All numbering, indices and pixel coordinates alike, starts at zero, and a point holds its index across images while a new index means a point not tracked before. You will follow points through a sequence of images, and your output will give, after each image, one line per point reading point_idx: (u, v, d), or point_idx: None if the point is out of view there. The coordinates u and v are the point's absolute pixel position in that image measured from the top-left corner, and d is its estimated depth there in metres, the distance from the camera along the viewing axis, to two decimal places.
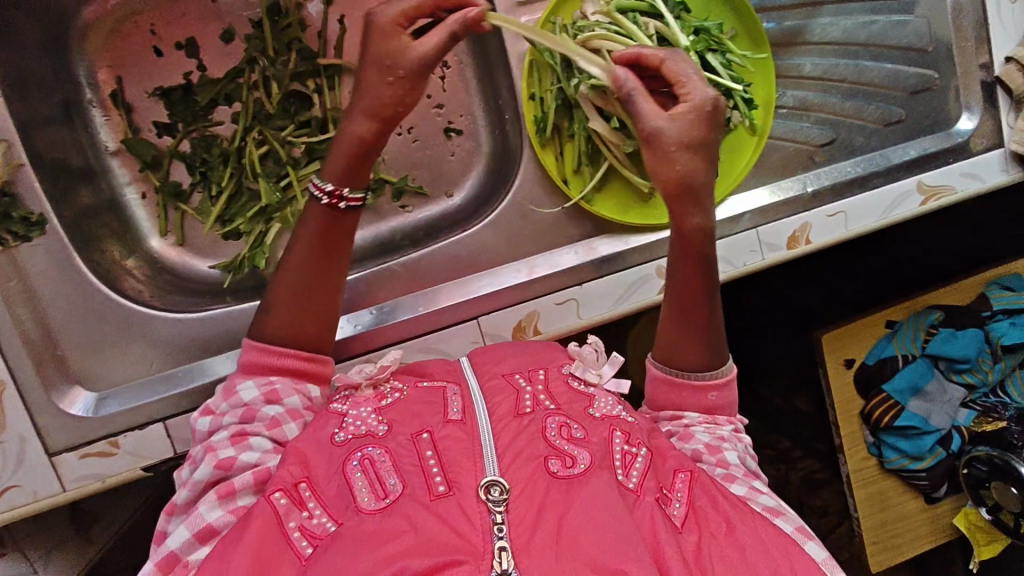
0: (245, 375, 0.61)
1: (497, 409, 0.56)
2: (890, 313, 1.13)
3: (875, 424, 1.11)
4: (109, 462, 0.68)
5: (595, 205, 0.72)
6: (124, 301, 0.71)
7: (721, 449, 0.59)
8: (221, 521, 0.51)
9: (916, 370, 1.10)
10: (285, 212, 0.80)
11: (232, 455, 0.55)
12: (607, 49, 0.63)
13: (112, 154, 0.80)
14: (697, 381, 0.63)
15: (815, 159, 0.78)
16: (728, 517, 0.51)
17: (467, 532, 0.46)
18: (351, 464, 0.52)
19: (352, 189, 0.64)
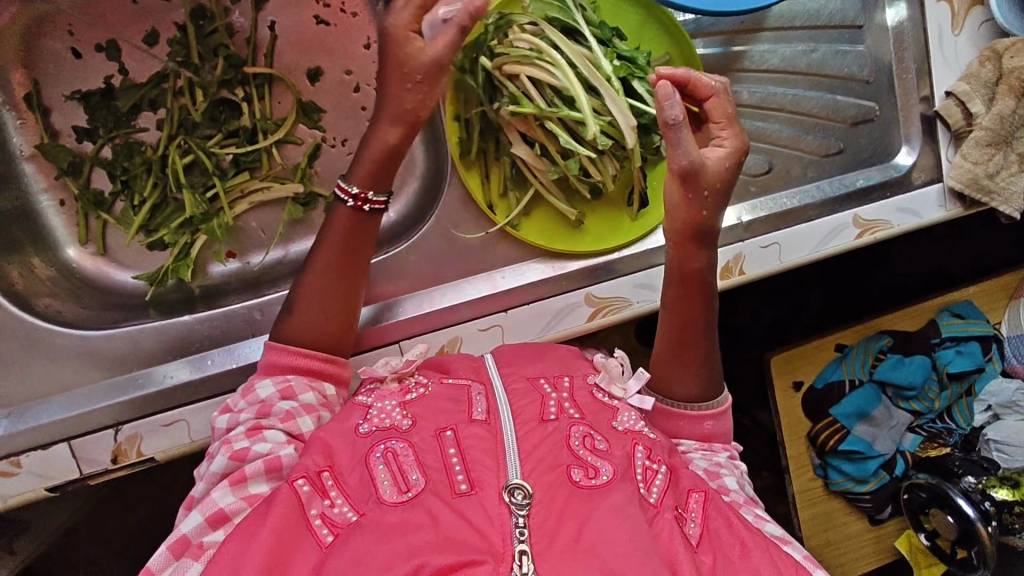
0: (264, 374, 0.62)
1: (521, 412, 0.55)
2: (840, 337, 1.13)
3: (821, 447, 1.11)
4: (10, 482, 0.66)
5: (520, 230, 0.71)
6: (27, 317, 0.70)
7: (721, 475, 0.62)
8: (232, 508, 0.53)
9: (863, 396, 1.10)
10: (211, 223, 0.78)
11: (246, 446, 0.56)
12: (529, 74, 0.61)
13: (27, 159, 0.77)
14: (693, 411, 0.66)
15: (751, 189, 0.76)
16: (747, 540, 0.53)
17: (487, 531, 0.46)
18: (375, 455, 0.52)
19: (375, 193, 0.65)
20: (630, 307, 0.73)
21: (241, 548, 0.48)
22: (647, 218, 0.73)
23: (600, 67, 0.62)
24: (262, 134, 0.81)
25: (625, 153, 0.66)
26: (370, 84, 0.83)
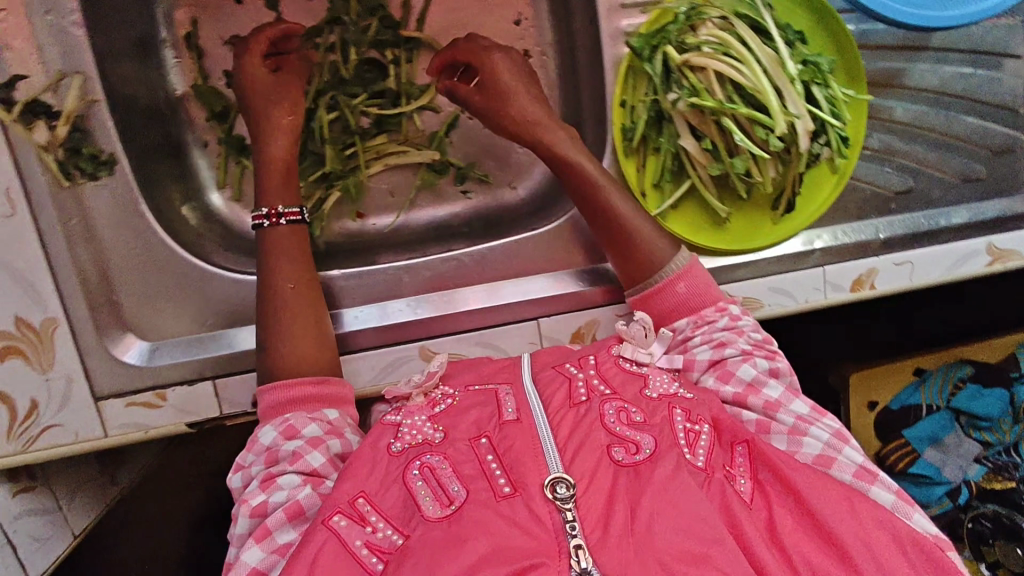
0: (266, 420, 0.61)
1: (550, 400, 0.56)
2: (920, 360, 1.06)
3: (885, 465, 1.06)
4: (154, 414, 0.67)
5: (669, 221, 0.72)
6: (186, 255, 0.68)
7: (732, 371, 0.60)
8: (266, 564, 0.51)
9: (937, 421, 1.04)
10: (347, 182, 0.80)
11: (264, 499, 0.54)
12: (714, 69, 0.62)
13: (180, 98, 0.75)
14: (664, 279, 0.67)
15: (890, 206, 0.76)
16: (794, 482, 0.50)
17: (539, 533, 0.45)
18: (412, 472, 0.52)
19: (285, 206, 0.70)
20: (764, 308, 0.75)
21: None
22: (793, 220, 0.73)
23: (783, 68, 0.62)
24: (406, 98, 0.80)
25: (790, 157, 0.66)
26: None
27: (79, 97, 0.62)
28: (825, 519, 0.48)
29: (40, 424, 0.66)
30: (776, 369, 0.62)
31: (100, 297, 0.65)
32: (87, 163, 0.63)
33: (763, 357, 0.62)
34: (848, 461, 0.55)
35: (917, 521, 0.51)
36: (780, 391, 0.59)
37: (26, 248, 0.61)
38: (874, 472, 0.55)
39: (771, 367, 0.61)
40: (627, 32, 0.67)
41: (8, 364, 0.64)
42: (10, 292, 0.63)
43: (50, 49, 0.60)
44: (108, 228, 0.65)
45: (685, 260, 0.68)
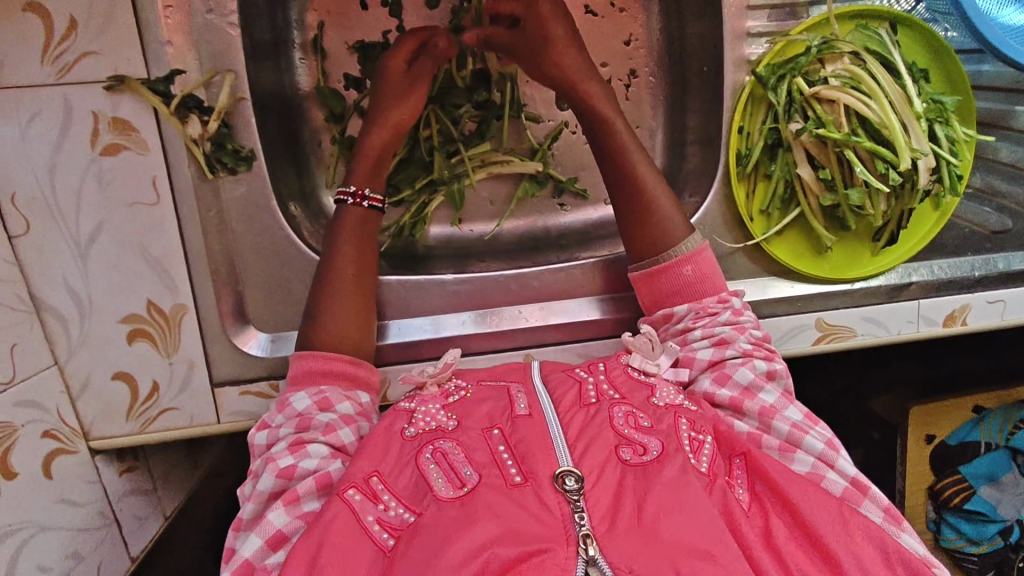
0: (298, 387, 0.63)
1: (562, 399, 0.58)
2: (979, 397, 1.02)
3: (941, 503, 1.03)
4: (266, 403, 0.70)
5: (773, 246, 0.73)
6: (310, 252, 0.70)
7: (729, 373, 0.62)
8: (290, 528, 0.53)
9: (996, 460, 1.01)
10: (453, 188, 0.79)
11: (292, 463, 0.56)
12: (843, 102, 0.65)
13: (303, 98, 0.79)
14: (672, 260, 0.68)
15: (987, 245, 0.77)
16: (788, 491, 0.52)
17: (548, 519, 0.47)
18: (424, 456, 0.54)
19: (372, 190, 0.70)
20: (855, 338, 0.75)
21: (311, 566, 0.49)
22: (892, 254, 0.74)
23: (911, 105, 0.65)
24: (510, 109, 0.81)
25: (904, 192, 0.68)
26: (622, 78, 0.81)
27: (229, 95, 0.65)
28: (820, 535, 0.50)
29: (160, 405, 0.68)
30: (774, 372, 0.63)
31: (227, 285, 0.68)
32: (228, 158, 0.65)
33: (761, 359, 0.64)
34: (835, 478, 0.55)
35: (904, 540, 0.52)
36: (775, 396, 0.61)
37: (166, 234, 0.64)
38: (864, 486, 0.56)
39: (768, 370, 0.63)
40: (752, 60, 0.70)
41: (135, 346, 0.67)
42: (145, 275, 0.65)
43: (204, 46, 0.63)
44: (237, 219, 0.67)
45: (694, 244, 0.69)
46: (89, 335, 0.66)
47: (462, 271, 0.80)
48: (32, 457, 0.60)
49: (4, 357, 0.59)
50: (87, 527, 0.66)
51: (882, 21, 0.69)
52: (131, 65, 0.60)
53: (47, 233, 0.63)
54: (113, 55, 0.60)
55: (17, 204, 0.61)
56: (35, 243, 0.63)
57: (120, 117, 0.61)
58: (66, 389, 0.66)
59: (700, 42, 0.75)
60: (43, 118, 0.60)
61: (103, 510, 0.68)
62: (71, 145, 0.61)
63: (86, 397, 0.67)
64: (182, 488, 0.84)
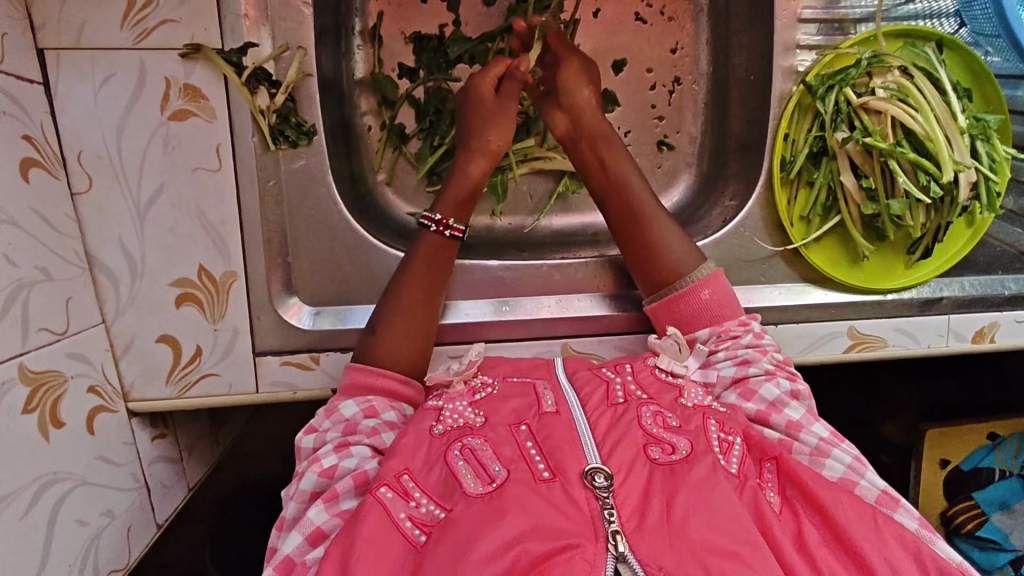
0: (346, 396, 0.63)
1: (590, 398, 0.57)
2: (995, 424, 0.99)
3: (953, 529, 0.98)
4: (306, 375, 0.70)
5: (811, 252, 0.75)
6: (360, 228, 0.72)
7: (754, 389, 0.62)
8: (329, 525, 0.54)
9: (1010, 487, 0.98)
10: (496, 179, 0.80)
11: (334, 463, 0.57)
12: (890, 114, 0.68)
13: (357, 83, 0.80)
14: (688, 284, 0.68)
15: (1017, 265, 0.78)
16: (818, 493, 0.52)
17: (573, 515, 0.47)
18: (453, 453, 0.54)
19: (456, 220, 0.71)
20: (886, 348, 0.76)
21: (344, 559, 0.49)
22: (926, 267, 0.76)
23: (955, 121, 0.68)
24: None
25: (944, 205, 0.70)
26: (666, 85, 0.83)
27: (297, 70, 0.68)
28: (856, 544, 0.49)
29: (200, 371, 0.69)
30: (797, 390, 0.63)
31: (277, 256, 0.70)
32: (291, 131, 0.68)
33: (785, 378, 0.63)
34: (866, 484, 0.55)
35: (940, 547, 0.50)
36: (801, 412, 0.61)
37: (225, 202, 0.66)
38: (895, 497, 0.54)
39: (792, 389, 0.62)
40: (800, 71, 0.73)
41: (182, 309, 0.67)
42: (200, 242, 0.66)
43: (277, 23, 0.68)
44: (292, 192, 0.70)
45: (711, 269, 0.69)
46: (139, 296, 0.66)
47: (499, 257, 0.80)
48: (77, 410, 0.60)
49: (60, 309, 0.59)
50: (121, 487, 0.65)
51: (928, 40, 0.72)
52: (208, 35, 0.63)
53: (108, 193, 0.64)
54: (191, 25, 0.62)
55: (83, 162, 0.63)
56: (95, 201, 0.64)
57: (192, 84, 0.63)
58: (110, 349, 0.67)
59: (746, 53, 0.77)
60: (118, 80, 0.62)
61: (136, 473, 0.68)
62: (142, 108, 0.63)
63: (129, 358, 0.67)
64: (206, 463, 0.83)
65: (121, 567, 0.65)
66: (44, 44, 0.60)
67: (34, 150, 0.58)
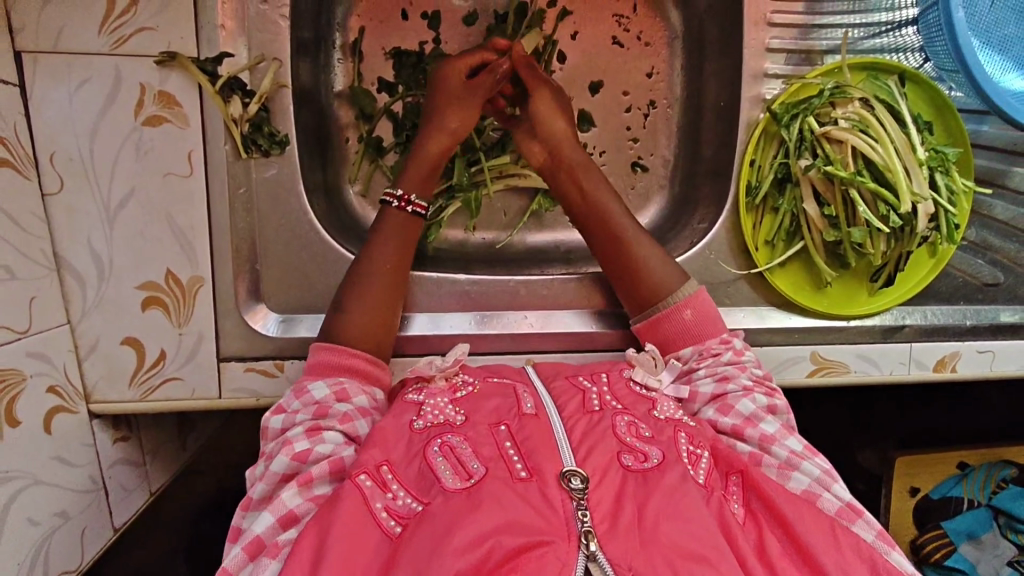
0: (316, 376, 0.63)
1: (565, 407, 0.56)
2: (965, 453, 1.00)
3: (923, 558, 0.98)
4: (269, 382, 0.71)
5: (776, 277, 0.76)
6: (330, 237, 0.73)
7: (731, 404, 0.62)
8: (302, 509, 0.54)
9: (976, 518, 0.97)
10: (470, 195, 0.80)
11: (308, 447, 0.57)
12: (853, 144, 0.70)
13: (336, 96, 0.81)
14: (670, 306, 0.69)
15: (978, 296, 0.80)
16: (786, 514, 0.52)
17: (549, 515, 0.47)
18: (432, 449, 0.53)
19: (418, 195, 0.73)
20: (849, 374, 0.76)
21: (317, 550, 0.48)
22: (887, 296, 0.76)
23: (914, 153, 0.70)
24: None
25: (904, 235, 0.72)
26: (641, 108, 0.84)
27: (272, 80, 0.70)
28: (819, 557, 0.49)
29: (163, 374, 0.69)
30: (773, 406, 0.63)
31: (245, 264, 0.70)
32: (263, 140, 0.70)
33: (762, 393, 0.63)
34: (831, 497, 0.55)
35: (895, 558, 0.51)
36: (776, 426, 0.60)
37: (194, 207, 0.67)
38: (858, 510, 0.55)
39: (768, 404, 0.63)
40: (767, 99, 0.75)
41: (147, 313, 0.68)
42: (168, 246, 0.67)
43: (255, 35, 0.69)
44: (263, 200, 0.71)
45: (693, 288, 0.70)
46: (104, 299, 0.67)
47: (469, 271, 0.81)
48: (35, 409, 0.60)
49: (22, 308, 0.60)
50: (77, 489, 0.65)
51: (891, 73, 0.74)
52: (184, 44, 0.64)
53: (79, 194, 0.64)
54: (168, 33, 0.64)
55: (55, 163, 0.63)
56: (66, 202, 0.64)
57: (166, 91, 0.64)
58: (74, 349, 0.67)
59: (718, 79, 0.79)
60: (94, 85, 0.63)
61: (94, 475, 0.68)
62: (116, 113, 0.64)
63: (93, 359, 0.68)
64: (170, 468, 0.83)
65: (72, 569, 0.65)
66: (22, 47, 0.61)
67: (5, 151, 0.58)
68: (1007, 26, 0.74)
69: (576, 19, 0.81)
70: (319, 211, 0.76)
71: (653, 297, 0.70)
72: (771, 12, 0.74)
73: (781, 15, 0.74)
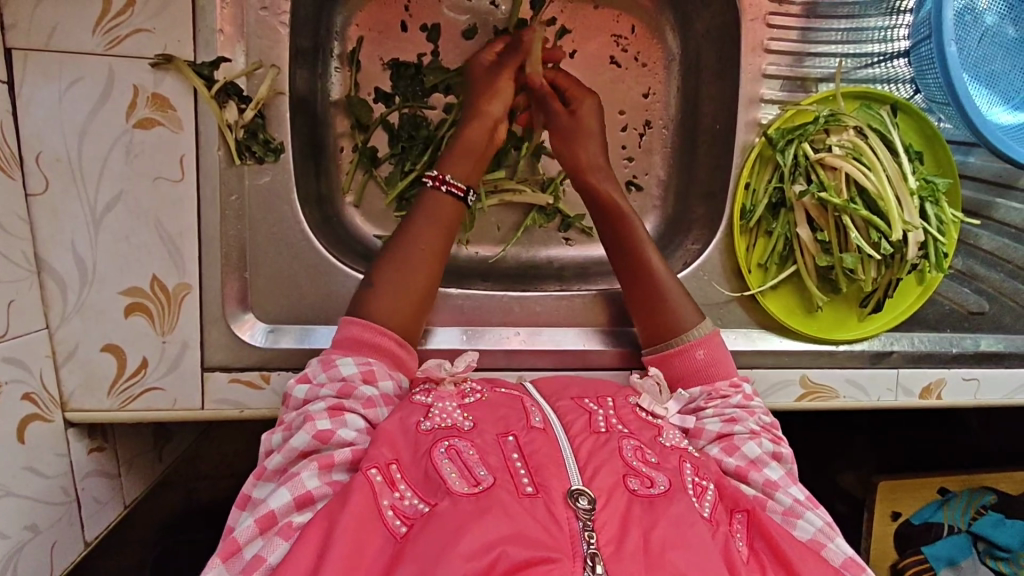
0: (347, 351, 0.62)
1: (572, 426, 0.55)
2: (946, 479, 0.97)
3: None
4: (255, 394, 0.69)
5: (768, 300, 0.76)
6: (323, 248, 0.73)
7: (737, 445, 0.61)
8: (319, 491, 0.52)
9: (956, 544, 0.95)
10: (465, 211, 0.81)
11: (330, 428, 0.55)
12: (845, 170, 0.72)
13: (332, 105, 0.81)
14: (686, 341, 0.69)
15: (963, 323, 0.81)
16: (790, 554, 0.50)
17: (555, 531, 0.45)
18: (439, 450, 0.52)
19: (453, 176, 0.72)
20: (837, 399, 0.76)
21: (317, 558, 0.46)
22: (876, 322, 0.77)
23: (906, 182, 0.72)
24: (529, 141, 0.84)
25: (894, 262, 0.73)
26: (637, 128, 0.84)
27: (269, 88, 0.70)
28: None
29: (144, 384, 0.67)
30: (779, 453, 0.62)
31: (234, 271, 0.69)
32: (259, 147, 0.69)
33: (769, 439, 0.62)
34: (835, 548, 0.55)
35: None
36: (780, 473, 0.60)
37: (183, 212, 0.65)
38: (861, 566, 0.54)
39: (774, 451, 0.62)
40: (762, 124, 0.77)
41: (131, 320, 0.66)
42: (156, 252, 0.65)
43: (254, 40, 0.69)
44: (256, 207, 0.70)
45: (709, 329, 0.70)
46: (87, 303, 0.65)
47: (461, 285, 0.80)
48: (9, 418, 0.58)
49: (1, 311, 0.57)
50: (48, 501, 0.62)
51: (885, 102, 0.76)
52: (181, 47, 0.63)
53: (65, 196, 0.63)
54: (165, 35, 0.63)
55: (41, 164, 0.61)
56: (50, 205, 0.62)
57: (160, 94, 0.63)
58: (52, 356, 0.65)
59: (714, 103, 0.80)
60: (84, 85, 0.62)
61: (67, 487, 0.65)
62: (106, 114, 0.62)
63: (71, 367, 0.66)
64: (144, 481, 0.80)
65: None
66: (13, 45, 0.59)
67: None
68: (996, 60, 0.76)
69: (575, 37, 0.82)
70: (311, 217, 0.75)
71: (669, 332, 0.70)
72: (768, 39, 0.75)
73: (777, 42, 0.76)
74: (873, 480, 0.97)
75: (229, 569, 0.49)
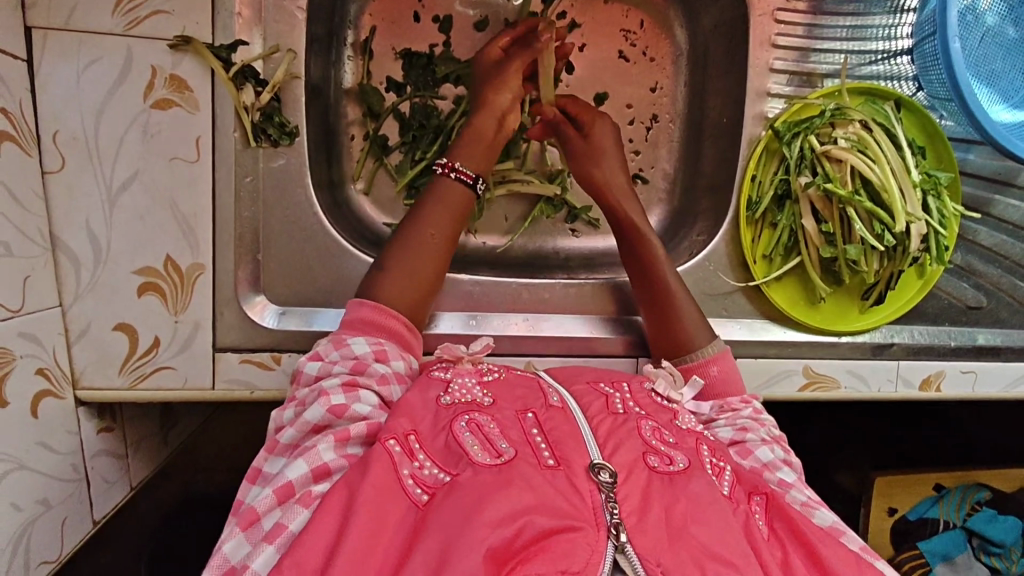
0: (357, 331, 0.63)
1: (589, 407, 0.56)
2: (941, 475, 0.99)
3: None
4: (266, 375, 0.70)
5: (772, 290, 0.77)
6: (336, 233, 0.74)
7: (750, 448, 0.62)
8: (336, 464, 0.52)
9: (952, 540, 0.97)
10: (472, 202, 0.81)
11: (345, 403, 0.56)
12: (852, 163, 0.74)
13: (344, 92, 0.81)
14: (698, 360, 0.70)
15: (963, 317, 0.82)
16: (808, 534, 0.51)
17: (577, 501, 0.46)
18: (460, 424, 0.52)
19: (462, 164, 0.73)
20: (839, 389, 0.77)
21: (341, 524, 0.46)
22: (874, 315, 0.78)
23: (908, 175, 0.74)
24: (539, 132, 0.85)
25: (897, 254, 0.74)
26: (644, 121, 0.85)
27: (285, 72, 0.71)
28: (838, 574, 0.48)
29: (155, 363, 0.67)
30: (790, 459, 0.63)
31: (247, 253, 0.70)
32: (274, 130, 0.70)
33: (780, 448, 0.63)
34: (851, 535, 0.55)
35: None
36: (792, 476, 0.60)
37: (198, 194, 0.66)
38: (873, 554, 0.53)
39: (785, 458, 0.62)
40: (769, 117, 0.78)
41: (143, 299, 0.66)
42: (170, 231, 0.66)
43: (270, 25, 0.70)
44: (270, 191, 0.71)
45: (721, 348, 0.72)
46: (100, 281, 0.65)
47: (469, 273, 0.81)
48: (23, 393, 0.58)
49: (17, 285, 0.57)
50: (59, 478, 0.62)
51: (887, 99, 0.78)
52: (199, 29, 0.64)
53: (82, 174, 0.63)
54: (183, 17, 0.63)
55: (58, 142, 0.62)
56: (67, 182, 0.63)
57: (178, 75, 0.64)
58: (64, 333, 0.65)
59: (721, 97, 0.81)
60: (103, 64, 0.62)
61: (77, 465, 0.65)
62: (125, 93, 0.63)
63: (83, 345, 0.66)
64: (151, 463, 0.80)
65: (52, 561, 0.62)
66: (33, 23, 0.59)
67: (10, 126, 0.57)
68: (996, 60, 0.78)
69: (585, 31, 0.83)
70: (324, 200, 0.76)
71: (681, 348, 0.72)
72: (776, 34, 0.77)
73: (784, 37, 0.77)
74: (870, 475, 0.98)
75: (249, 538, 0.49)
